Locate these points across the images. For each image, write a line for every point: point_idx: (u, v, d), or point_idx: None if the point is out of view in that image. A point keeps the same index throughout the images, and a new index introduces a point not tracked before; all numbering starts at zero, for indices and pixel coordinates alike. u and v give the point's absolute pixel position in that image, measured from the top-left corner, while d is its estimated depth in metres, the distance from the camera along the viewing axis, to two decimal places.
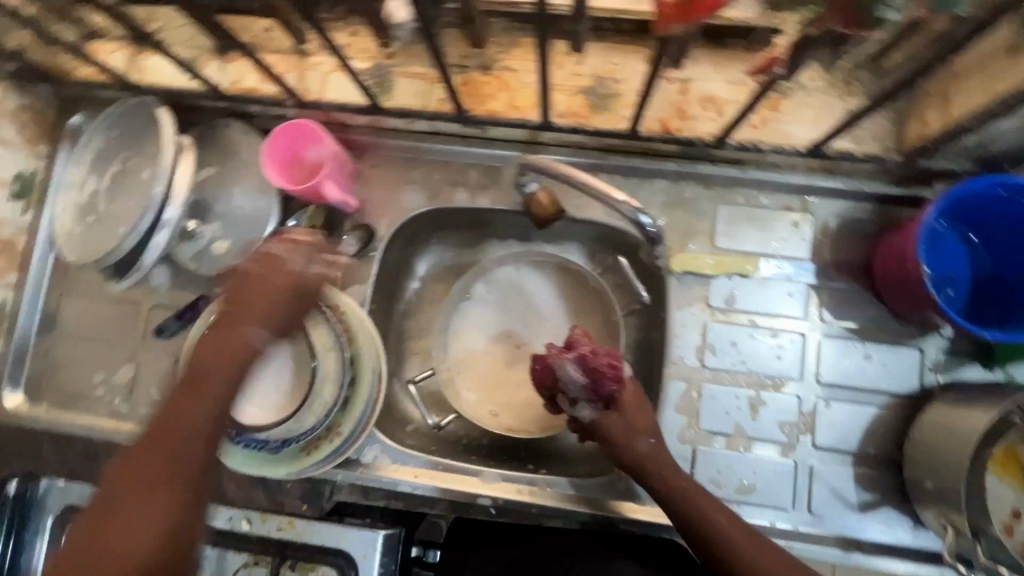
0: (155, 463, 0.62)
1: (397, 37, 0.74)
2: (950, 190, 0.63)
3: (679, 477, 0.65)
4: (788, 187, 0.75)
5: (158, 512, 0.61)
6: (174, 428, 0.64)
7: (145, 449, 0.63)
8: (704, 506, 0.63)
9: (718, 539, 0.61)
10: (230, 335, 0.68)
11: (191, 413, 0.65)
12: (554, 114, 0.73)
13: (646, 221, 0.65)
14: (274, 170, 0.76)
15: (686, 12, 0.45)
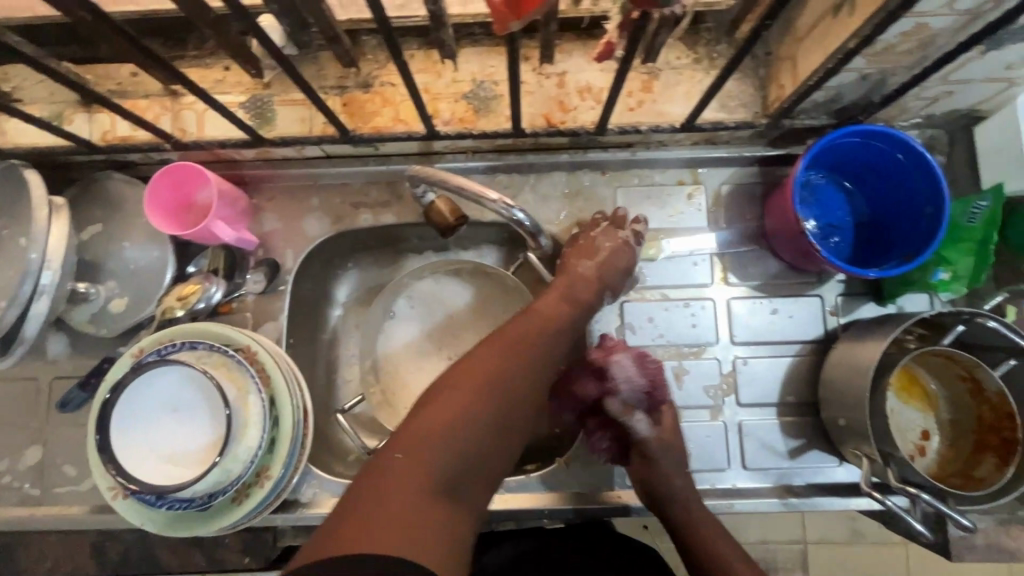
0: (494, 359, 0.61)
1: (270, 66, 0.73)
2: (813, 144, 0.68)
3: (667, 462, 0.71)
4: (675, 166, 0.79)
5: (438, 455, 0.53)
6: (481, 370, 0.60)
7: (458, 382, 0.59)
8: (672, 476, 0.70)
9: (680, 504, 0.70)
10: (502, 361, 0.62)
11: (498, 353, 0.62)
12: (440, 123, 0.73)
13: (519, 216, 0.67)
14: (163, 218, 0.73)
15: (518, 9, 0.46)
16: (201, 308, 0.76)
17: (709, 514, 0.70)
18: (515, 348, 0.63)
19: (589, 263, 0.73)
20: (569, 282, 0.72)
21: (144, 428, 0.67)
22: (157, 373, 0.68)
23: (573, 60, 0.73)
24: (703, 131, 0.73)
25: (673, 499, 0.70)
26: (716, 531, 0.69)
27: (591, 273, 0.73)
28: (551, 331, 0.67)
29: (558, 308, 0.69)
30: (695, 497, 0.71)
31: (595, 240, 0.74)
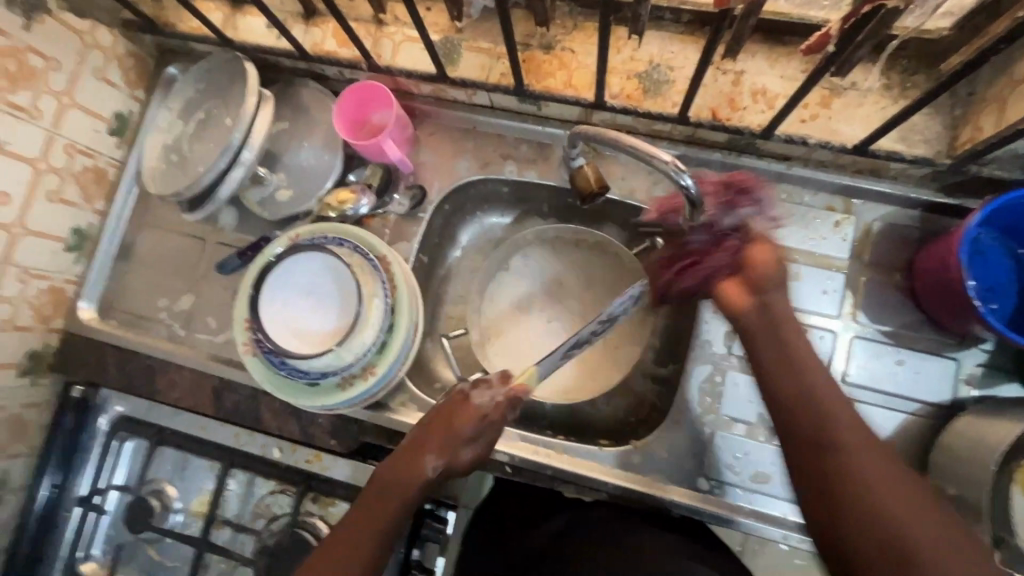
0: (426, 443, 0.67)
1: (468, 14, 0.79)
2: (995, 199, 0.63)
3: (798, 346, 0.60)
4: (829, 189, 0.77)
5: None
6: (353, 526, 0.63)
7: (351, 529, 0.63)
8: (817, 390, 0.58)
9: (821, 414, 0.56)
10: (450, 413, 0.69)
11: (405, 465, 0.66)
12: (608, 94, 0.76)
13: (687, 183, 0.64)
14: (343, 130, 0.82)
15: None
16: (350, 214, 0.85)
17: (856, 432, 0.55)
18: (392, 501, 0.64)
19: (465, 448, 0.68)
20: (438, 444, 0.67)
21: (286, 298, 0.77)
22: (308, 257, 0.77)
23: (754, 62, 0.73)
24: (873, 158, 0.70)
25: (816, 401, 0.57)
26: (870, 463, 0.53)
27: (459, 444, 0.68)
28: (438, 447, 0.67)
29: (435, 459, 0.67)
30: (843, 411, 0.56)
31: (485, 394, 0.70)
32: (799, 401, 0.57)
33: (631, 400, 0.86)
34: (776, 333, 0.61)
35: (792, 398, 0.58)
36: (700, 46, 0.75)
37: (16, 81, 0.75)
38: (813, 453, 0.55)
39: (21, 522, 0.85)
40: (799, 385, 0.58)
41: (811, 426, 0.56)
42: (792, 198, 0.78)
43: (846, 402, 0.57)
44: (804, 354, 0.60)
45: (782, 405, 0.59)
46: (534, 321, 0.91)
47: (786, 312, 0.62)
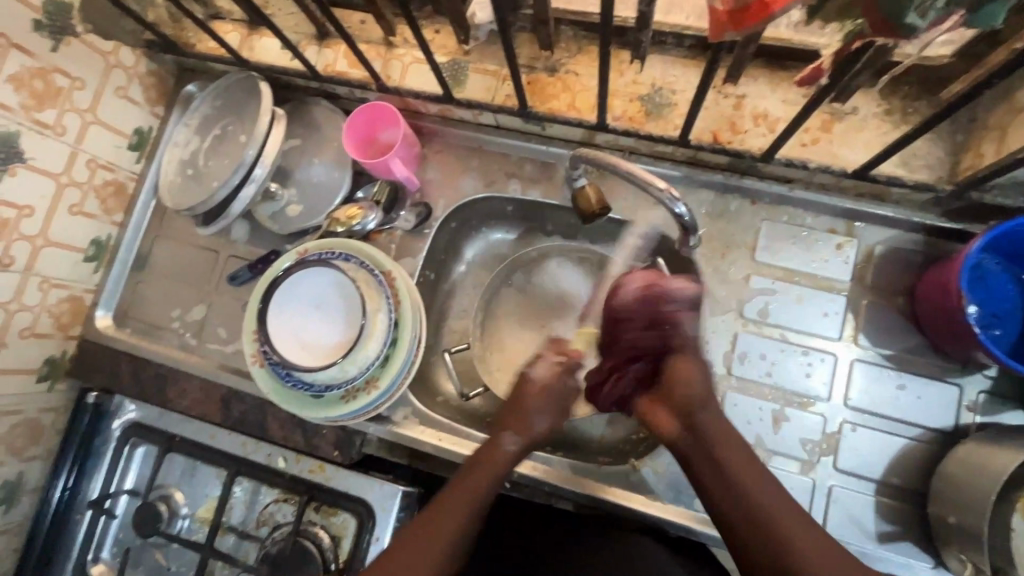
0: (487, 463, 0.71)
1: (475, 37, 0.81)
2: (997, 225, 0.63)
3: (734, 458, 0.66)
4: (831, 212, 0.77)
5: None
6: (436, 518, 0.67)
7: (431, 523, 0.67)
8: (762, 501, 0.63)
9: (769, 522, 0.61)
10: (517, 405, 0.76)
11: (466, 480, 0.70)
12: (611, 117, 0.77)
13: (681, 211, 0.67)
14: (352, 148, 0.84)
15: (738, 22, 0.48)
16: (358, 230, 0.86)
17: (804, 534, 0.60)
18: (471, 489, 0.69)
19: (540, 414, 0.75)
20: (513, 426, 0.74)
21: (293, 311, 0.79)
22: (315, 270, 0.79)
23: (755, 86, 0.74)
24: (875, 183, 0.71)
25: (763, 511, 0.62)
26: (821, 561, 0.58)
27: (530, 418, 0.74)
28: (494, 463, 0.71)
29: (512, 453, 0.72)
30: (790, 516, 0.61)
31: (540, 365, 0.79)
32: (749, 514, 0.62)
33: (631, 417, 0.86)
34: (715, 452, 0.66)
35: (743, 509, 0.63)
36: (702, 70, 0.76)
37: (44, 101, 0.78)
38: (769, 563, 0.60)
39: (35, 523, 0.88)
40: (744, 499, 0.63)
41: (764, 538, 0.61)
42: (793, 220, 0.78)
43: (791, 508, 0.62)
44: (744, 459, 0.66)
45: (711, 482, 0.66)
46: (536, 337, 0.92)
47: (721, 421, 0.68)
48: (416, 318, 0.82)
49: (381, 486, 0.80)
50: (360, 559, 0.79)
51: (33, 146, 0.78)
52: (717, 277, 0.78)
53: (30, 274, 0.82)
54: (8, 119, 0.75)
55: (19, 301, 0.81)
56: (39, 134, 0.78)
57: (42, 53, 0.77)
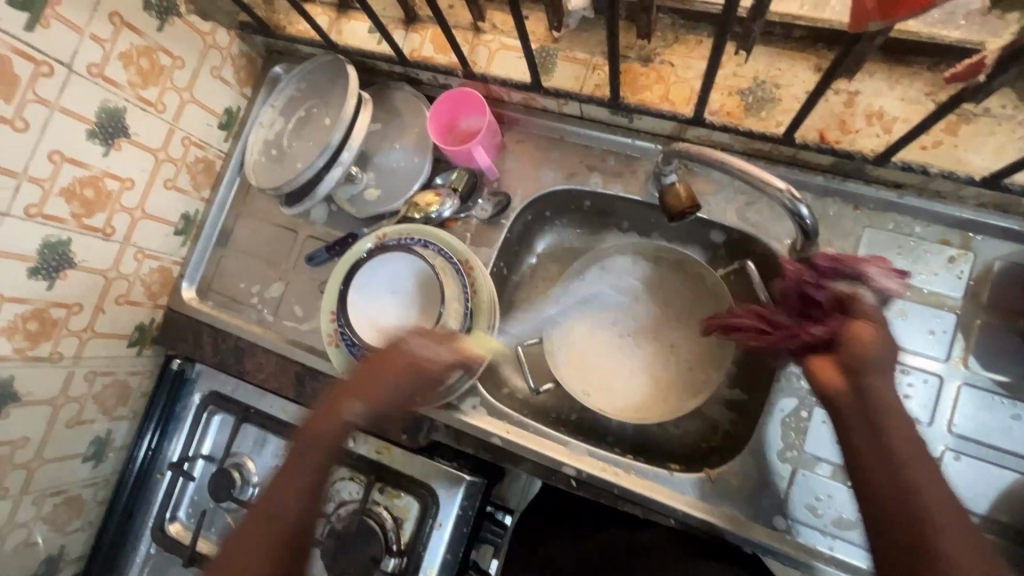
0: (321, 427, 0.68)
1: (567, 25, 0.79)
2: None
3: (901, 431, 0.56)
4: (948, 222, 0.71)
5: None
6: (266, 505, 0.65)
7: (275, 491, 0.66)
8: (915, 478, 0.54)
9: (916, 502, 0.53)
10: (372, 371, 0.70)
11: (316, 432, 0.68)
12: (706, 111, 0.74)
13: (803, 212, 0.64)
14: (434, 134, 0.84)
15: (888, 13, 0.44)
16: (434, 217, 0.87)
17: (955, 532, 0.51)
18: (308, 454, 0.67)
19: (382, 381, 0.69)
20: (363, 395, 0.69)
21: (370, 294, 0.80)
22: (392, 256, 0.79)
23: (870, 83, 0.69)
24: (1004, 193, 0.65)
25: (916, 491, 0.53)
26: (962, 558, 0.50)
27: (375, 386, 0.68)
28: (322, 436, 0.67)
29: (338, 427, 0.68)
30: (951, 512, 0.52)
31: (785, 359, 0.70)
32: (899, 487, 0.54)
33: (702, 424, 0.83)
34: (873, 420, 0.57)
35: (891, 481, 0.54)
36: (810, 63, 0.71)
37: (148, 79, 0.81)
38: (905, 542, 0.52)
39: (121, 478, 0.94)
40: (895, 471, 0.54)
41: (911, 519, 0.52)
42: (902, 228, 0.72)
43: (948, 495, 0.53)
44: (909, 433, 0.56)
45: (863, 443, 0.57)
46: (607, 335, 0.90)
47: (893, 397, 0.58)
48: (491, 310, 0.81)
49: (445, 473, 0.81)
50: (422, 543, 0.80)
51: (137, 122, 0.82)
52: None
53: (128, 243, 0.86)
54: (118, 95, 0.78)
55: (117, 269, 0.86)
56: (143, 111, 0.82)
57: (150, 33, 0.80)
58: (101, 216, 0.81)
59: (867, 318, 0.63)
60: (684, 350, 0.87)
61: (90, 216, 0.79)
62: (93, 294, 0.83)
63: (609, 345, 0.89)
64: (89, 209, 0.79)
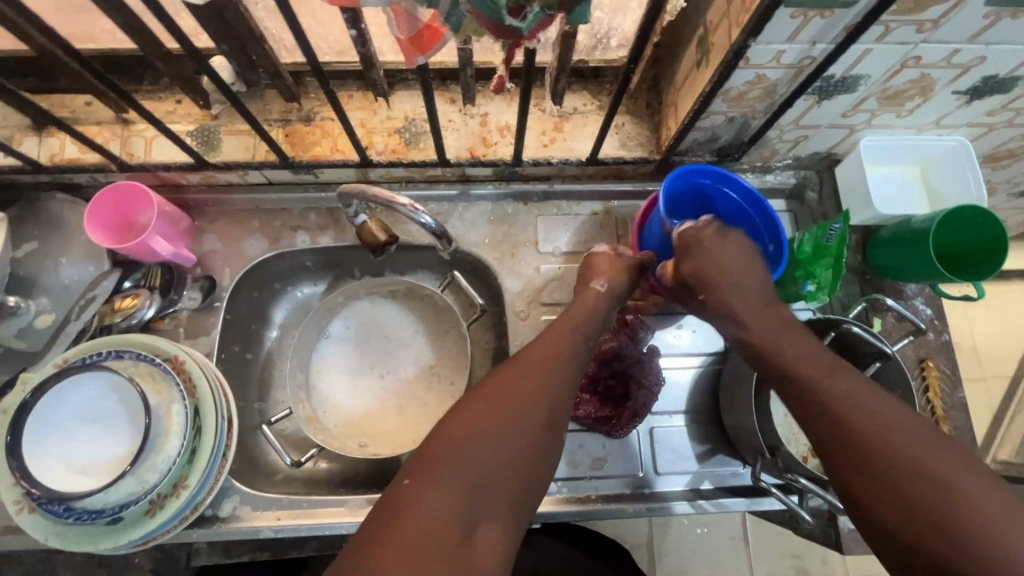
0: (513, 386, 0.60)
1: (217, 100, 0.80)
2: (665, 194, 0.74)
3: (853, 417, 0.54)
4: (589, 197, 0.88)
5: (449, 470, 0.53)
6: (504, 396, 0.59)
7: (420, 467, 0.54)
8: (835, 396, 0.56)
9: (840, 422, 0.54)
10: (549, 335, 0.67)
11: (520, 381, 0.61)
12: (374, 152, 0.81)
13: (426, 220, 0.73)
14: (99, 234, 0.76)
15: (422, 47, 0.50)
16: (133, 322, 0.78)
17: (960, 464, 0.49)
18: (530, 392, 0.60)
19: (521, 354, 0.64)
20: (538, 349, 0.65)
21: (52, 433, 0.67)
22: (80, 380, 0.68)
23: (493, 104, 0.83)
24: (606, 165, 0.83)
25: (908, 466, 0.50)
26: (908, 455, 0.51)
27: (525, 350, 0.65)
28: (507, 389, 0.60)
29: (503, 374, 0.62)
30: (936, 454, 0.50)
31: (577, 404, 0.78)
32: (822, 409, 0.56)
33: None
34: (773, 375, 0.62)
35: (820, 410, 0.56)
36: (446, 95, 0.83)
37: None
38: (853, 460, 0.52)
39: None
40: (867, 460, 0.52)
41: (844, 438, 0.53)
42: (560, 210, 0.88)
43: (862, 398, 0.56)
44: (753, 305, 0.68)
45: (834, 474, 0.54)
46: (369, 382, 0.90)
47: (775, 349, 0.63)
48: (220, 399, 0.75)
49: None
50: None
51: None
52: (512, 275, 0.85)
53: None
54: None
55: None
56: None
57: None
58: None
59: (640, 381, 0.78)
60: (443, 369, 0.90)
61: None
62: None
63: (373, 392, 0.89)
64: None
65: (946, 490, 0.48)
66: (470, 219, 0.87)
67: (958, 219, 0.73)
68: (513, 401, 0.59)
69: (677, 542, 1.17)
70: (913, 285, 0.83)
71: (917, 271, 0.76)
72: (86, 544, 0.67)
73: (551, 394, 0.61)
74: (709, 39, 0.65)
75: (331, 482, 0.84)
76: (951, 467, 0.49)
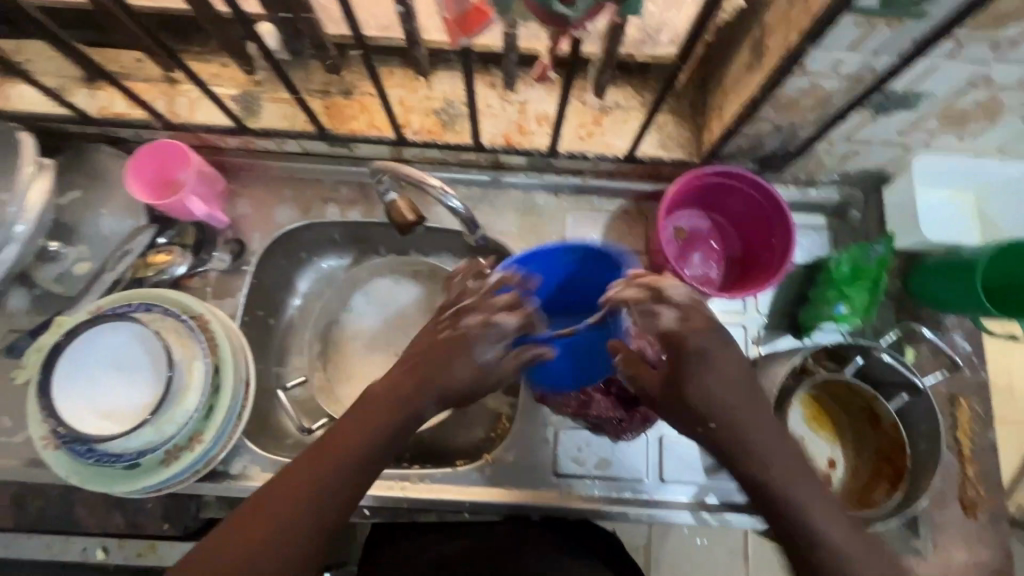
0: (369, 420, 0.57)
1: (262, 66, 0.81)
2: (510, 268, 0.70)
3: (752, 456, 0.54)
4: (620, 195, 0.86)
5: (286, 520, 0.53)
6: (338, 439, 0.56)
7: (257, 514, 0.54)
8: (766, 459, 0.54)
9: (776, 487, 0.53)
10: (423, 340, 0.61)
11: (371, 412, 0.57)
12: (410, 131, 0.81)
13: (454, 205, 0.72)
14: (140, 190, 0.79)
15: (464, 29, 0.50)
16: (163, 278, 0.81)
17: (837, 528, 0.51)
18: (373, 427, 0.56)
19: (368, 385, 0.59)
20: (399, 369, 0.59)
21: (79, 376, 0.69)
22: (110, 328, 0.71)
23: (534, 91, 0.82)
24: (643, 164, 0.81)
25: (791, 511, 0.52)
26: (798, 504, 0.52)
27: (388, 372, 0.59)
28: (358, 424, 0.57)
29: (355, 405, 0.58)
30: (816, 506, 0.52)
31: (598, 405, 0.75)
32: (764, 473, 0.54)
33: (485, 415, 0.88)
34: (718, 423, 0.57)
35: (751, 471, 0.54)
36: (486, 79, 0.82)
37: None
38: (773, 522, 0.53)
39: None
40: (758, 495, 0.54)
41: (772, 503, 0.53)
42: (591, 206, 0.86)
43: (795, 463, 0.54)
44: (732, 374, 0.56)
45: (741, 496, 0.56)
46: (381, 359, 0.90)
47: (729, 403, 0.55)
48: (241, 361, 0.77)
49: None
50: None
51: None
52: None
53: None
54: None
55: None
56: None
57: None
58: None
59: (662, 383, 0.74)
60: None
61: None
62: None
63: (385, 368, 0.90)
64: None
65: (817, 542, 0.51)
66: (499, 206, 0.86)
67: (1008, 256, 0.70)
68: (342, 440, 0.56)
69: (675, 550, 1.16)
70: (954, 318, 0.79)
71: (961, 305, 0.73)
72: (103, 485, 0.70)
73: (401, 420, 0.57)
74: (765, 41, 0.62)
75: None
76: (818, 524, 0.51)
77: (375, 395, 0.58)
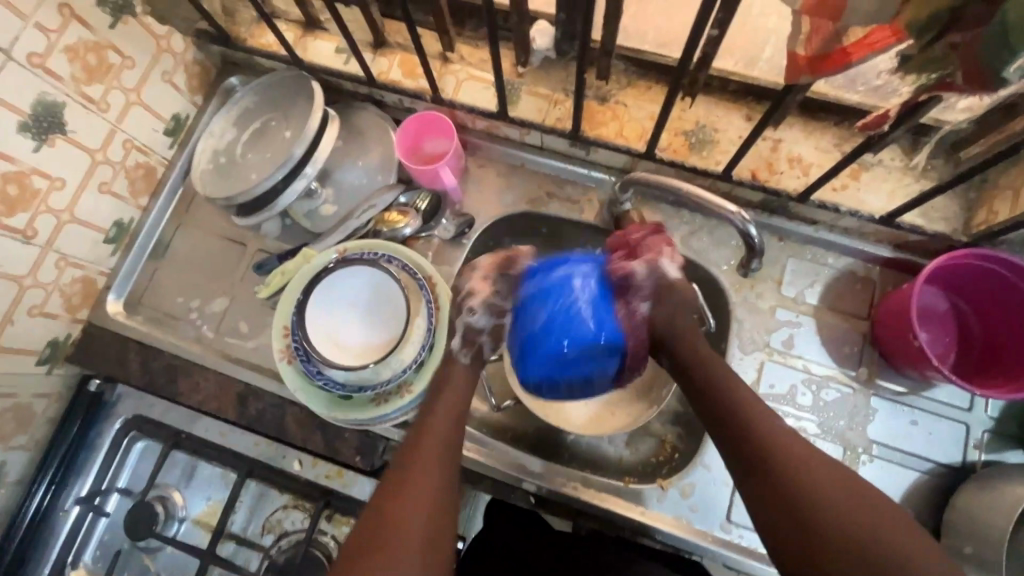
0: (437, 420, 0.70)
1: (532, 62, 0.85)
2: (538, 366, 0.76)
3: (769, 452, 0.62)
4: (851, 254, 0.82)
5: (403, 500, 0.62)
6: (429, 429, 0.69)
7: (384, 497, 0.63)
8: (785, 449, 0.62)
9: (789, 489, 0.60)
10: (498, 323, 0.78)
11: (432, 419, 0.70)
12: (657, 147, 0.82)
13: (746, 227, 0.71)
14: (400, 152, 0.87)
15: (815, 69, 0.53)
16: (396, 234, 0.87)
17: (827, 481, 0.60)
18: (437, 428, 0.69)
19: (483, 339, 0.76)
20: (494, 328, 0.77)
21: (323, 307, 0.78)
22: (355, 270, 0.78)
23: (792, 132, 0.80)
24: (897, 230, 0.76)
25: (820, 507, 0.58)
26: (799, 488, 0.60)
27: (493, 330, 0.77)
28: (443, 422, 0.70)
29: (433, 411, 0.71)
30: (815, 468, 0.61)
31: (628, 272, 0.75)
32: (740, 444, 0.64)
33: (651, 440, 0.87)
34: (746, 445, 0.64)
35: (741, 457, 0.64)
36: (745, 112, 0.81)
37: (96, 78, 0.77)
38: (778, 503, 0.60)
39: (19, 526, 0.81)
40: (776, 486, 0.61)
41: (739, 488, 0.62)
42: (815, 258, 0.83)
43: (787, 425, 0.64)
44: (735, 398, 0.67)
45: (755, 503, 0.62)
46: None
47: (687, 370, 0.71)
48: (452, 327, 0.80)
49: None
50: None
51: (80, 121, 0.77)
52: (747, 307, 0.82)
53: (52, 247, 0.78)
54: (67, 94, 0.74)
55: (34, 277, 0.77)
56: (87, 109, 0.77)
57: (105, 34, 0.77)
58: (25, 216, 0.74)
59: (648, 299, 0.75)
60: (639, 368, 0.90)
61: (13, 214, 0.72)
62: (12, 299, 0.74)
63: None
64: (11, 206, 0.72)
65: (837, 515, 0.57)
66: (719, 237, 0.84)
67: None
68: (424, 431, 0.69)
69: None
70: None
71: None
72: (317, 406, 0.77)
73: (449, 423, 0.70)
74: None
75: (503, 429, 0.89)
76: (824, 491, 0.59)
77: (427, 409, 0.72)
